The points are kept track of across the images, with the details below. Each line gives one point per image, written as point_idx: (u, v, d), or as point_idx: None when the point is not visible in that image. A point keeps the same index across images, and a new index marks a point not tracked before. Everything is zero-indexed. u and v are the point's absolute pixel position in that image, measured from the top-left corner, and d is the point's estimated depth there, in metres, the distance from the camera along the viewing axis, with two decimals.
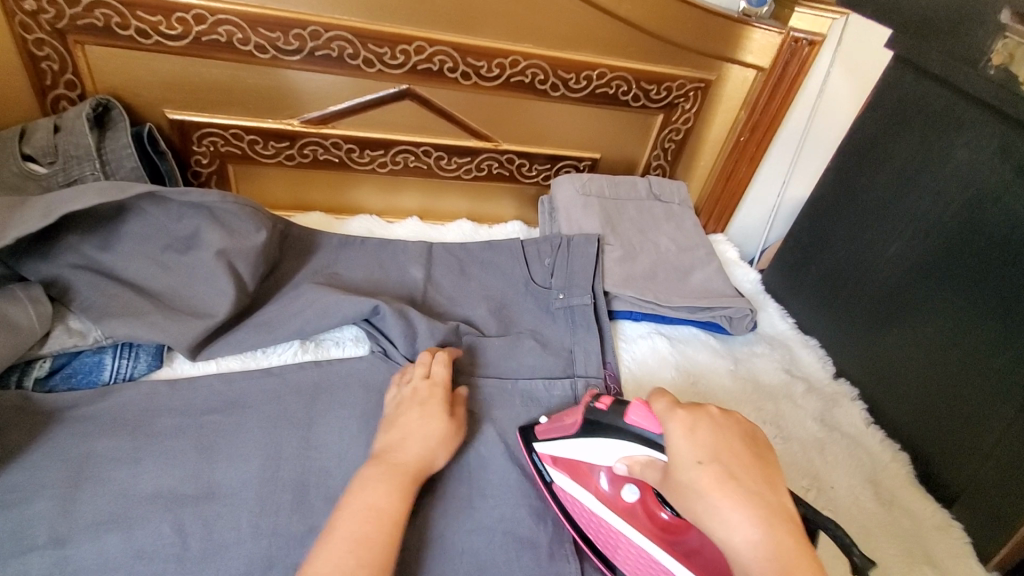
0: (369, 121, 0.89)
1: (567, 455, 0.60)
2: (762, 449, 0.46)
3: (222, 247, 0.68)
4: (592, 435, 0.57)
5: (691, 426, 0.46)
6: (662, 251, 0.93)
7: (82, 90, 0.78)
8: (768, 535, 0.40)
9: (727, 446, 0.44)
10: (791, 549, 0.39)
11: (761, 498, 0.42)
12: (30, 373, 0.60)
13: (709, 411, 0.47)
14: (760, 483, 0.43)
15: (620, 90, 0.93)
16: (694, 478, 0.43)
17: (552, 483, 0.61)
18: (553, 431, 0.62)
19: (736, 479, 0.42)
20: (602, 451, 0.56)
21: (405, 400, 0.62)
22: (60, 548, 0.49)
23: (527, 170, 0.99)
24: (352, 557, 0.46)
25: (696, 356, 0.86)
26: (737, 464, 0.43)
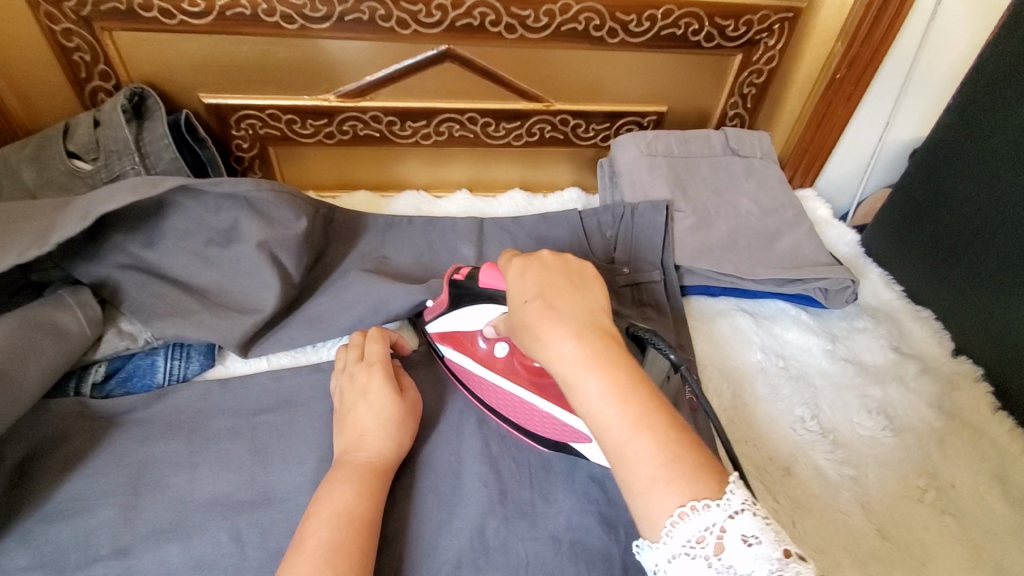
0: (408, 89, 0.82)
1: (449, 327, 0.64)
2: (587, 279, 0.46)
3: (263, 239, 0.65)
4: (458, 306, 0.62)
5: (522, 270, 0.46)
6: (741, 214, 0.81)
7: (117, 80, 0.76)
8: (581, 345, 0.41)
9: (550, 283, 0.45)
10: (607, 354, 0.40)
11: (575, 316, 0.42)
12: (88, 377, 0.60)
13: (542, 255, 0.47)
14: (574, 300, 0.44)
15: (689, 30, 0.80)
16: (520, 311, 0.44)
17: (442, 357, 0.66)
18: (435, 311, 0.65)
19: (554, 306, 0.43)
20: (475, 316, 0.62)
21: (346, 394, 0.58)
22: (123, 558, 0.49)
23: (584, 131, 0.89)
24: (329, 567, 0.43)
25: (784, 334, 0.76)
26: (557, 293, 0.44)
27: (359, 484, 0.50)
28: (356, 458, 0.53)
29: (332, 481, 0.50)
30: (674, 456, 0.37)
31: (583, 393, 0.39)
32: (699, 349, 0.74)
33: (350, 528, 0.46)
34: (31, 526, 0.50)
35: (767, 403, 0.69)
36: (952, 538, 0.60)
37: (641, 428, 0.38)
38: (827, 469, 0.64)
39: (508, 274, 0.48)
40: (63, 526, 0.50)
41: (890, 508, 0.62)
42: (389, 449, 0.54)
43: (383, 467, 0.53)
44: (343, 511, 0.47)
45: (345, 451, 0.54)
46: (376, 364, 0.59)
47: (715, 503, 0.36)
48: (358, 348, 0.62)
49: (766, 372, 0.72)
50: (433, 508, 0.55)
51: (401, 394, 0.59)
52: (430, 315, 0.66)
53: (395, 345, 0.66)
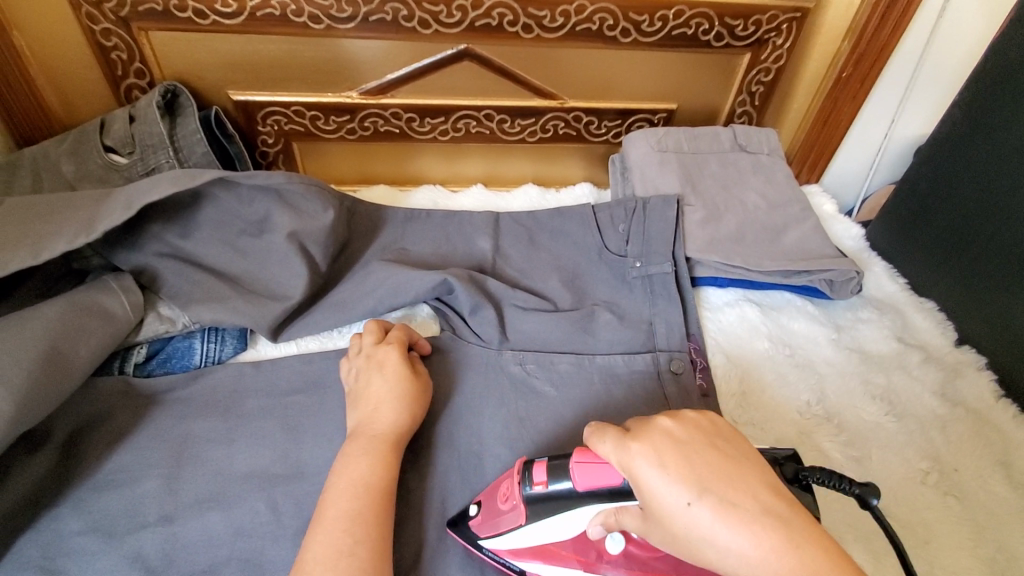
0: (427, 87, 0.85)
1: (527, 544, 0.52)
2: (733, 446, 0.40)
3: (293, 230, 0.68)
4: (544, 516, 0.49)
5: (664, 460, 0.38)
6: (749, 209, 0.84)
7: (151, 77, 0.79)
8: (777, 548, 0.35)
9: (700, 466, 0.38)
10: (802, 541, 0.35)
11: (759, 510, 0.36)
12: (131, 358, 0.63)
13: (668, 432, 0.40)
14: (745, 485, 0.37)
15: (700, 29, 0.82)
16: (687, 522, 0.36)
17: (522, 572, 0.53)
18: (485, 524, 0.52)
19: (727, 497, 0.36)
20: (565, 525, 0.49)
21: (361, 372, 0.61)
22: (169, 525, 0.52)
23: (596, 128, 0.92)
24: (347, 535, 0.46)
25: (792, 325, 0.78)
26: (716, 477, 0.37)
27: (388, 460, 0.53)
28: (373, 430, 0.55)
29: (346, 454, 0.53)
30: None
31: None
32: (709, 338, 0.76)
33: (366, 497, 0.49)
34: (83, 495, 0.54)
35: (777, 392, 0.71)
36: (955, 519, 0.63)
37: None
38: (834, 453, 0.67)
39: (630, 466, 0.40)
40: (112, 496, 0.54)
41: (895, 490, 0.64)
42: (402, 422, 0.57)
43: (395, 440, 0.55)
44: (360, 482, 0.50)
45: (362, 423, 0.57)
46: (393, 344, 0.62)
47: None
48: (375, 334, 0.64)
49: (774, 361, 0.74)
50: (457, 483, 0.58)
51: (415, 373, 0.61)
52: (479, 527, 0.53)
53: (416, 347, 0.67)
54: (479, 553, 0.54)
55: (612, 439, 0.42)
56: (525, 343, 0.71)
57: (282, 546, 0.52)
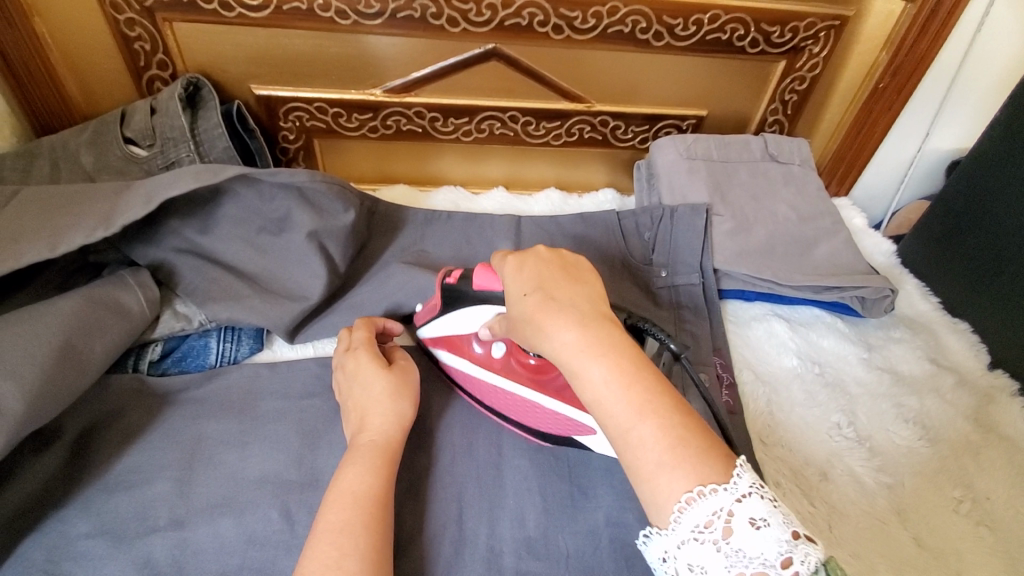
0: (452, 86, 0.83)
1: (442, 330, 0.63)
2: (585, 271, 0.45)
3: (313, 229, 0.66)
4: (453, 309, 0.60)
5: (519, 264, 0.45)
6: (779, 221, 0.81)
7: (173, 69, 0.78)
8: (584, 332, 0.40)
9: (550, 274, 0.44)
10: (611, 343, 0.40)
11: (576, 306, 0.41)
12: (146, 356, 0.62)
13: (537, 250, 0.46)
14: (574, 291, 0.42)
15: (735, 35, 0.80)
16: (519, 306, 0.43)
17: (441, 362, 0.65)
18: (426, 314, 0.64)
19: (554, 296, 0.42)
20: (465, 320, 0.60)
21: (340, 386, 0.59)
22: (180, 530, 0.51)
23: (623, 133, 0.90)
24: (335, 548, 0.43)
25: (820, 341, 0.76)
26: (556, 285, 0.43)
27: None
28: (368, 438, 0.52)
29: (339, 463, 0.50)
30: (685, 446, 0.36)
31: (581, 373, 0.39)
32: (733, 352, 0.74)
33: (362, 506, 0.46)
34: (91, 495, 0.52)
35: (803, 409, 0.69)
36: (989, 550, 0.60)
37: (646, 413, 0.37)
38: (863, 476, 0.64)
39: (504, 271, 0.47)
40: (121, 497, 0.52)
41: (926, 516, 0.62)
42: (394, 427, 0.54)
43: (389, 447, 0.52)
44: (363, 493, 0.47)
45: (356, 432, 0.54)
46: (360, 348, 0.59)
47: (722, 486, 0.35)
48: (347, 339, 0.62)
49: (801, 378, 0.72)
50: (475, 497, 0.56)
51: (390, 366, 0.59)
52: (421, 319, 0.65)
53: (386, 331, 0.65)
54: (497, 572, 0.52)
55: (501, 257, 0.49)
56: None
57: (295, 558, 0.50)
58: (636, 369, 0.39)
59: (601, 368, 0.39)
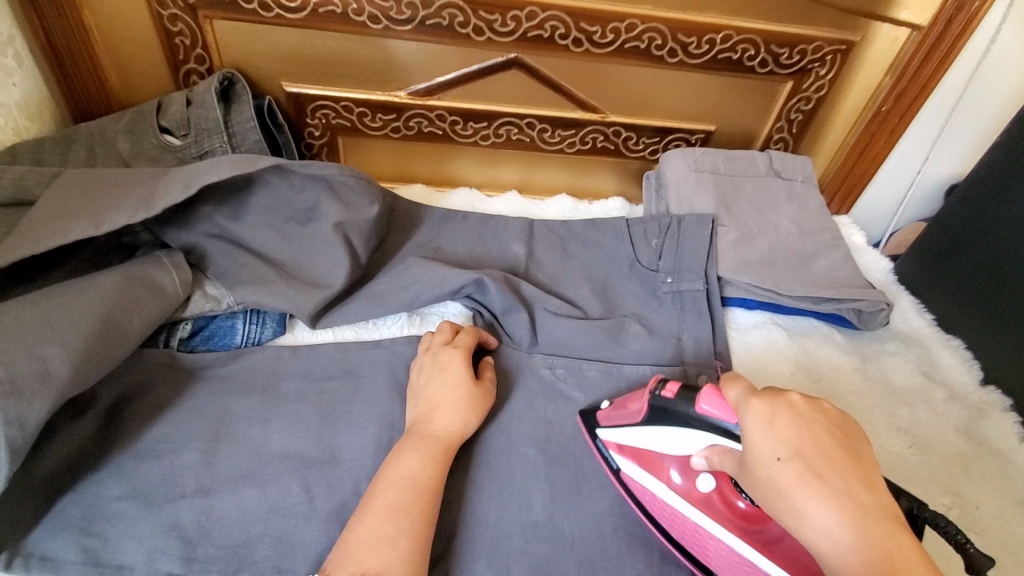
0: (474, 92, 0.87)
1: (635, 444, 0.57)
2: (852, 440, 0.42)
3: (339, 220, 0.70)
4: (659, 422, 0.54)
5: (770, 419, 0.42)
6: (782, 234, 0.85)
7: (210, 64, 0.82)
8: (856, 532, 0.38)
9: (810, 441, 0.41)
10: (886, 543, 0.37)
11: (850, 493, 0.39)
12: (175, 333, 0.65)
13: (789, 398, 0.43)
14: (846, 474, 0.40)
15: (746, 55, 0.84)
16: (775, 474, 0.41)
17: (616, 471, 0.58)
18: (615, 416, 0.58)
19: (819, 473, 0.40)
20: (674, 441, 0.53)
21: (426, 368, 0.63)
22: (206, 497, 0.54)
23: (634, 143, 0.94)
24: (391, 524, 0.48)
25: (818, 351, 0.79)
26: (821, 458, 0.40)
27: (415, 449, 0.54)
28: (428, 430, 0.57)
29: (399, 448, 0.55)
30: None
31: (840, 565, 0.38)
32: (734, 357, 0.77)
33: (413, 491, 0.51)
34: (123, 461, 0.55)
35: None
36: None
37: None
38: None
39: (744, 414, 0.43)
40: (151, 465, 0.55)
41: None
42: (456, 426, 0.58)
43: (449, 443, 0.57)
44: (410, 476, 0.52)
45: (419, 420, 0.58)
46: (459, 348, 0.64)
47: None
48: (446, 334, 0.66)
49: (799, 385, 0.75)
50: (482, 480, 0.59)
51: (477, 381, 0.63)
52: (605, 419, 0.60)
53: (483, 343, 0.70)
54: (505, 550, 0.55)
55: (739, 390, 0.45)
56: (556, 349, 0.72)
57: (314, 528, 0.53)
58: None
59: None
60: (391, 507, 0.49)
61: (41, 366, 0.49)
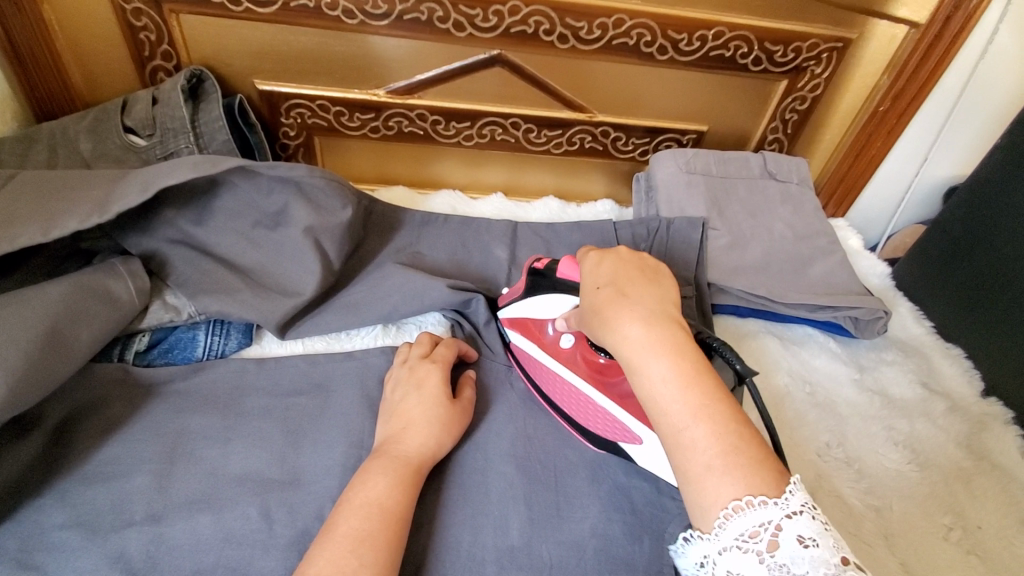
0: (455, 91, 0.83)
1: (521, 314, 0.66)
2: (663, 274, 0.47)
3: (309, 225, 0.66)
4: (533, 294, 0.63)
5: (599, 261, 0.49)
6: (775, 238, 0.81)
7: (178, 61, 0.78)
8: (649, 328, 0.41)
9: (626, 274, 0.46)
10: (676, 342, 0.41)
11: (644, 304, 0.43)
12: (132, 346, 0.61)
13: (618, 250, 0.50)
14: (650, 291, 0.45)
15: (738, 52, 0.81)
16: (592, 298, 0.46)
17: (510, 344, 0.68)
18: (510, 297, 0.67)
19: (624, 292, 0.44)
20: (546, 306, 0.62)
21: (402, 382, 0.60)
22: (156, 525, 0.50)
23: (623, 144, 0.90)
24: (355, 556, 0.43)
25: (812, 360, 0.76)
26: (629, 283, 0.45)
27: (377, 471, 0.51)
28: (396, 450, 0.53)
29: (365, 470, 0.51)
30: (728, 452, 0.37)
31: (639, 366, 0.41)
32: None
33: (380, 519, 0.47)
34: (68, 485, 0.51)
35: (794, 429, 0.69)
36: None
37: (704, 416, 0.38)
38: (852, 498, 0.64)
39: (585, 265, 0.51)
40: (99, 488, 0.51)
41: (915, 542, 0.61)
42: (429, 447, 0.54)
43: (420, 466, 0.53)
44: (375, 502, 0.48)
45: (388, 439, 0.55)
46: (439, 363, 0.61)
47: (773, 499, 0.35)
48: (424, 346, 0.63)
49: (792, 395, 0.72)
50: (455, 503, 0.55)
51: (455, 399, 0.60)
52: (503, 302, 0.69)
53: (462, 355, 0.66)
54: None
55: (587, 251, 0.53)
56: None
57: (272, 557, 0.49)
58: (703, 383, 0.39)
59: (668, 363, 0.40)
60: (356, 537, 0.45)
61: None
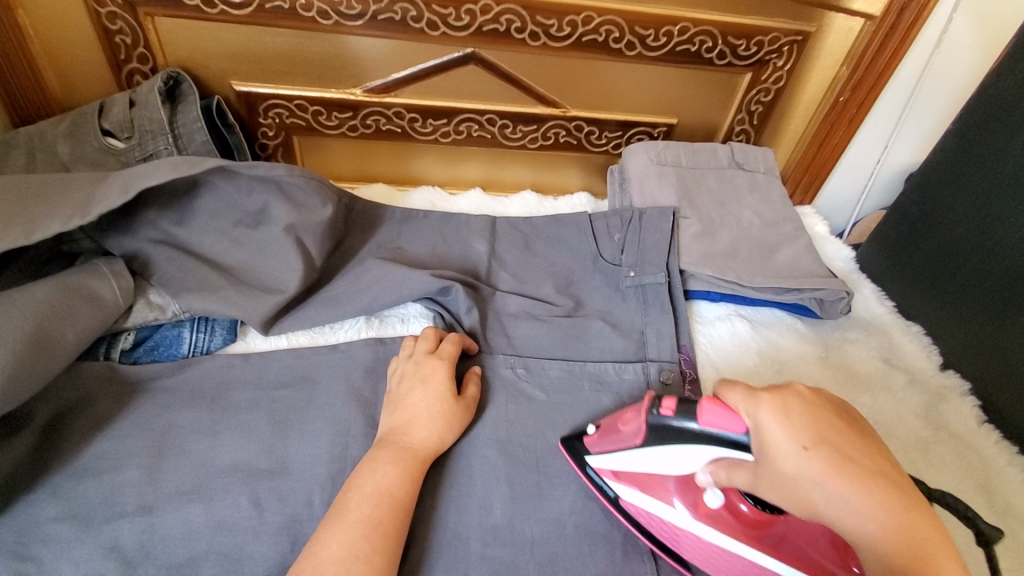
0: (431, 89, 0.85)
1: (629, 467, 0.54)
2: (856, 416, 0.43)
3: (290, 222, 0.68)
4: (656, 443, 0.51)
5: (783, 409, 0.42)
6: (744, 226, 0.85)
7: (154, 63, 0.79)
8: (861, 493, 0.38)
9: (831, 428, 0.40)
10: (914, 531, 0.36)
11: (873, 474, 0.38)
12: (117, 344, 0.62)
13: (797, 390, 0.43)
14: (866, 454, 0.39)
15: (704, 47, 0.84)
16: (859, 524, 0.37)
17: (615, 498, 0.56)
18: (605, 442, 0.56)
19: (847, 458, 0.39)
20: (675, 460, 0.51)
21: (407, 377, 0.62)
22: (147, 516, 0.51)
23: (597, 138, 0.93)
24: (366, 541, 0.46)
25: (781, 342, 0.79)
26: (842, 443, 0.40)
27: (382, 461, 0.53)
28: (398, 438, 0.56)
29: (375, 458, 0.53)
30: (910, 561, 0.35)
31: (860, 532, 0.37)
32: (700, 352, 0.76)
33: (387, 506, 0.49)
34: (60, 481, 0.52)
35: None
36: None
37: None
38: None
39: (754, 411, 0.43)
40: (91, 484, 0.53)
41: None
42: (435, 439, 0.57)
43: (426, 458, 0.55)
44: (384, 490, 0.51)
45: (392, 430, 0.57)
46: (444, 360, 0.62)
47: None
48: (429, 342, 0.65)
49: (764, 377, 0.75)
50: (438, 485, 0.57)
51: (459, 396, 0.61)
52: (595, 445, 0.57)
53: (466, 349, 0.68)
54: (463, 556, 0.54)
55: (737, 388, 0.45)
56: (518, 348, 0.71)
57: (263, 542, 0.51)
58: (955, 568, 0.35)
59: (909, 564, 0.35)
60: (366, 522, 0.48)
61: None
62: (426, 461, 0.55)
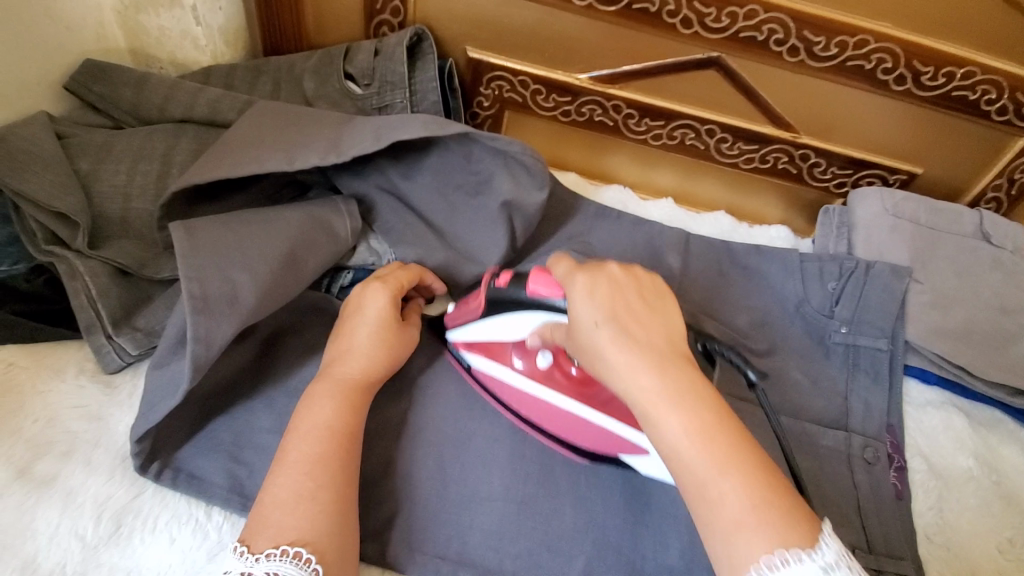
0: (658, 88, 0.81)
1: (482, 336, 0.61)
2: (661, 294, 0.43)
3: (508, 199, 0.67)
4: (493, 313, 0.57)
5: (591, 288, 0.42)
6: (983, 307, 0.73)
7: (403, 18, 0.81)
8: (686, 409, 0.38)
9: (623, 304, 0.41)
10: (690, 386, 0.39)
11: (654, 344, 0.40)
12: (338, 280, 0.66)
13: (608, 270, 0.43)
14: (653, 323, 0.41)
15: (984, 97, 0.74)
16: (643, 383, 0.38)
17: (470, 368, 0.63)
18: (460, 318, 0.61)
19: (630, 331, 0.40)
20: (511, 327, 0.57)
21: (349, 303, 0.58)
22: None
23: (820, 172, 0.84)
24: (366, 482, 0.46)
25: (1003, 449, 0.68)
26: (632, 318, 0.41)
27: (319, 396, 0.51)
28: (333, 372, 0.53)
29: (310, 394, 0.51)
30: (706, 419, 0.38)
31: (663, 419, 0.38)
32: (907, 436, 0.67)
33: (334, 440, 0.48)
34: (274, 396, 0.56)
35: (975, 517, 0.62)
36: None
37: (727, 468, 0.37)
38: None
39: (569, 291, 0.44)
40: None
41: None
42: (374, 368, 0.54)
43: (365, 383, 0.53)
44: (325, 426, 0.48)
45: (330, 361, 0.54)
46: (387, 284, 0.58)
47: (808, 558, 0.34)
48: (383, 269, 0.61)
49: (979, 485, 0.65)
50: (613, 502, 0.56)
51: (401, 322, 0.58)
52: (450, 322, 0.63)
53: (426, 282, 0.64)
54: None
55: (564, 270, 0.46)
56: None
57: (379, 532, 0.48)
58: (715, 413, 0.38)
59: (688, 413, 0.38)
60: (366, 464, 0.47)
61: (230, 290, 0.50)
62: (369, 388, 0.53)
